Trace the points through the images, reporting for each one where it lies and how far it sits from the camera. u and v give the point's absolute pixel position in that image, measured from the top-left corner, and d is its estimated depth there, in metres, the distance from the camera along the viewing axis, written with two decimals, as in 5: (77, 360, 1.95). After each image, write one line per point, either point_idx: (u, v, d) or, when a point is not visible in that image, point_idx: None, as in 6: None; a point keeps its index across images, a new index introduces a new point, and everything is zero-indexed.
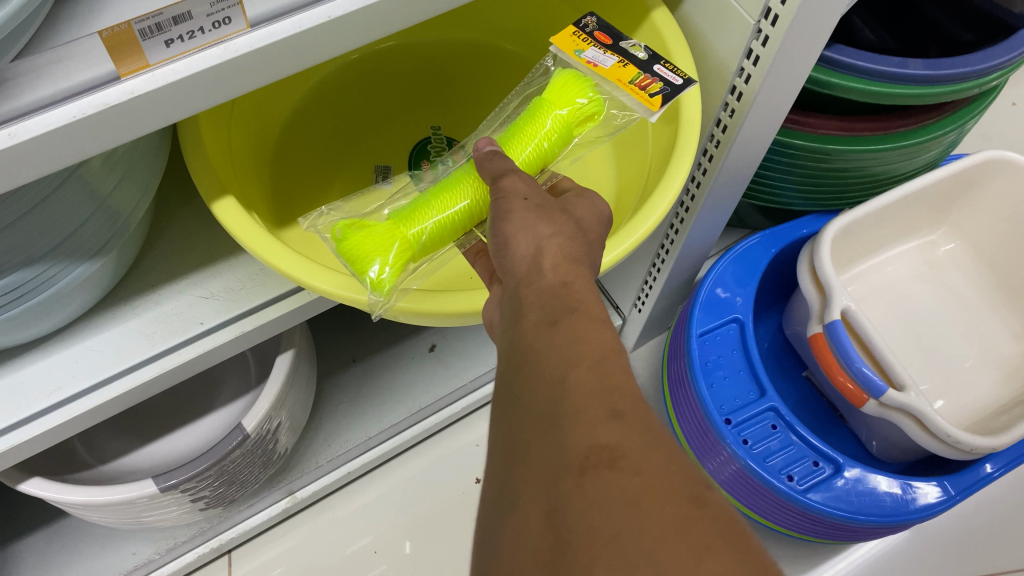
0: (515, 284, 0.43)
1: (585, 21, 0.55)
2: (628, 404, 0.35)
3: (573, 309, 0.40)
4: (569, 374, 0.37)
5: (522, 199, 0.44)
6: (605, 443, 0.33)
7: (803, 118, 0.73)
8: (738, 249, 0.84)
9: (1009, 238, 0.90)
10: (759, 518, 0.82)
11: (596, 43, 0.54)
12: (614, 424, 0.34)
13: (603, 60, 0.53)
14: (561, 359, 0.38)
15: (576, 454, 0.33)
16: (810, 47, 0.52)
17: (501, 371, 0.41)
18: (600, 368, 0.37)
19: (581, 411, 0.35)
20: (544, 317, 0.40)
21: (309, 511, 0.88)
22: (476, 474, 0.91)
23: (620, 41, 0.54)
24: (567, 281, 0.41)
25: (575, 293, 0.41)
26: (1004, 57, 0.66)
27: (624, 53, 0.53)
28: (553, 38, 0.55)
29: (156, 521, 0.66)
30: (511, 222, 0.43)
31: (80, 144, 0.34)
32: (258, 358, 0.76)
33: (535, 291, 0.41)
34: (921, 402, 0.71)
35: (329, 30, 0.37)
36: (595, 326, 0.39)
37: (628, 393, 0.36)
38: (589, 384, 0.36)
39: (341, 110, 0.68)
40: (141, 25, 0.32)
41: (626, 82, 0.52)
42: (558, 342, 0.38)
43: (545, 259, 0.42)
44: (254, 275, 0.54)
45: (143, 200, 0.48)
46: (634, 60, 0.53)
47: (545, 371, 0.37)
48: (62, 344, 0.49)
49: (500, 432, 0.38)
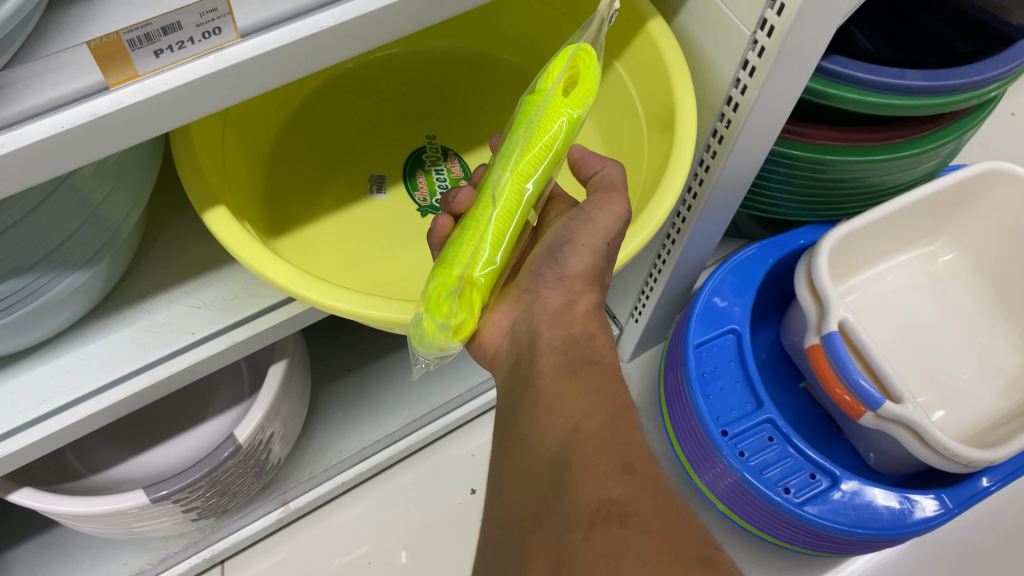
0: (543, 321, 0.47)
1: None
2: (638, 460, 0.39)
3: (593, 361, 0.45)
4: (581, 425, 0.41)
5: (602, 241, 0.47)
6: (617, 497, 0.36)
7: (800, 129, 0.73)
8: (735, 259, 0.84)
9: (1008, 249, 0.89)
10: (756, 531, 0.81)
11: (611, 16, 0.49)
12: (626, 479, 0.37)
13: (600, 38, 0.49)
14: (576, 412, 0.42)
15: (587, 506, 0.36)
16: (807, 58, 0.52)
17: (514, 409, 0.45)
18: (613, 423, 0.41)
19: (592, 462, 0.39)
20: (565, 364, 0.45)
21: (303, 521, 0.88)
22: (471, 485, 0.90)
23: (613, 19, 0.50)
24: (591, 333, 0.47)
25: (597, 346, 0.47)
26: (1002, 68, 0.66)
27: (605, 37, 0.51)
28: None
29: (148, 531, 0.66)
30: (577, 261, 0.47)
31: (69, 154, 0.33)
32: (251, 367, 0.76)
33: (559, 336, 0.46)
34: (919, 414, 0.70)
35: (322, 40, 0.36)
36: (609, 380, 0.45)
37: (638, 448, 0.40)
38: (601, 435, 0.40)
39: (336, 119, 0.68)
40: (130, 35, 0.32)
41: None
42: (578, 390, 0.43)
43: (577, 308, 0.48)
44: (248, 284, 0.53)
45: (135, 209, 0.48)
46: None
47: (559, 421, 0.42)
48: (52, 354, 0.49)
49: (512, 476, 0.42)
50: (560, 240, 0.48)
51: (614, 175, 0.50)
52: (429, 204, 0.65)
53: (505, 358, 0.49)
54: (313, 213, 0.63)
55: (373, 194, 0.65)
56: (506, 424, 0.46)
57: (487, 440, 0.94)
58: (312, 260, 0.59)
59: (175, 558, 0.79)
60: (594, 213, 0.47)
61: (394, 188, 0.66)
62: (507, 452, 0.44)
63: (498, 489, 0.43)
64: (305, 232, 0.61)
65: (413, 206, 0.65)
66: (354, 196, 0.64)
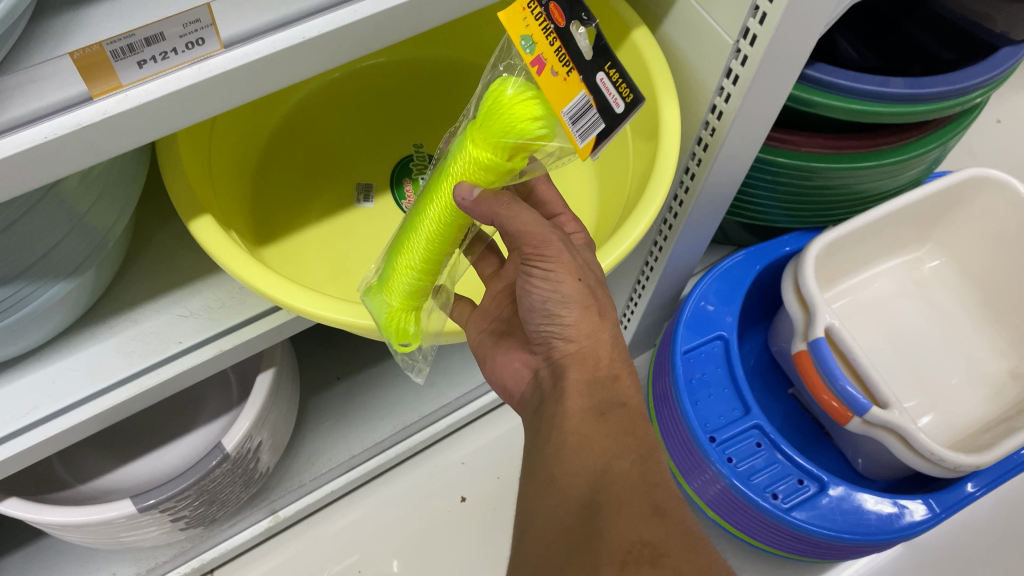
0: (561, 365, 0.48)
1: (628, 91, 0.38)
2: (666, 501, 0.43)
3: (621, 404, 0.47)
4: (611, 467, 0.44)
5: (575, 279, 0.46)
6: (647, 539, 0.41)
7: (786, 136, 0.73)
8: (723, 266, 0.84)
9: (993, 254, 0.90)
10: (746, 538, 0.81)
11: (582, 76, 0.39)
12: (657, 519, 0.42)
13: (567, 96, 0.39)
14: (606, 451, 0.45)
15: (619, 547, 0.40)
16: (789, 66, 0.52)
17: (534, 447, 0.48)
18: (644, 463, 0.45)
19: (622, 504, 0.42)
20: (592, 407, 0.46)
21: (293, 530, 0.88)
22: (461, 493, 0.90)
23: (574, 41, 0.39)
24: (617, 374, 0.48)
25: (623, 388, 0.48)
26: (985, 76, 0.67)
27: (569, 51, 0.39)
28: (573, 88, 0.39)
29: (136, 541, 0.66)
30: (570, 308, 0.46)
31: (52, 164, 0.33)
32: (239, 376, 0.76)
33: (585, 379, 0.47)
34: (905, 420, 0.71)
35: (305, 51, 0.37)
36: (638, 422, 0.47)
37: (667, 491, 0.44)
38: (630, 477, 0.44)
39: (322, 129, 0.68)
40: (113, 46, 0.32)
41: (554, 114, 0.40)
42: (606, 432, 0.45)
43: (599, 354, 0.48)
44: (234, 293, 0.54)
45: (122, 218, 0.48)
46: (576, 64, 0.39)
47: (588, 460, 0.44)
48: (37, 364, 0.49)
49: (546, 509, 0.44)
50: (541, 299, 0.47)
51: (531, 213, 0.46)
52: None
53: (529, 398, 0.53)
54: (300, 222, 0.63)
55: (360, 203, 0.65)
56: (532, 463, 0.47)
57: (477, 448, 0.94)
58: (299, 270, 0.59)
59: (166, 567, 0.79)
60: (543, 260, 0.46)
61: (381, 196, 0.66)
62: (534, 486, 0.46)
63: (528, 519, 0.45)
64: (292, 242, 0.61)
65: (400, 214, 0.65)
66: (341, 204, 0.65)
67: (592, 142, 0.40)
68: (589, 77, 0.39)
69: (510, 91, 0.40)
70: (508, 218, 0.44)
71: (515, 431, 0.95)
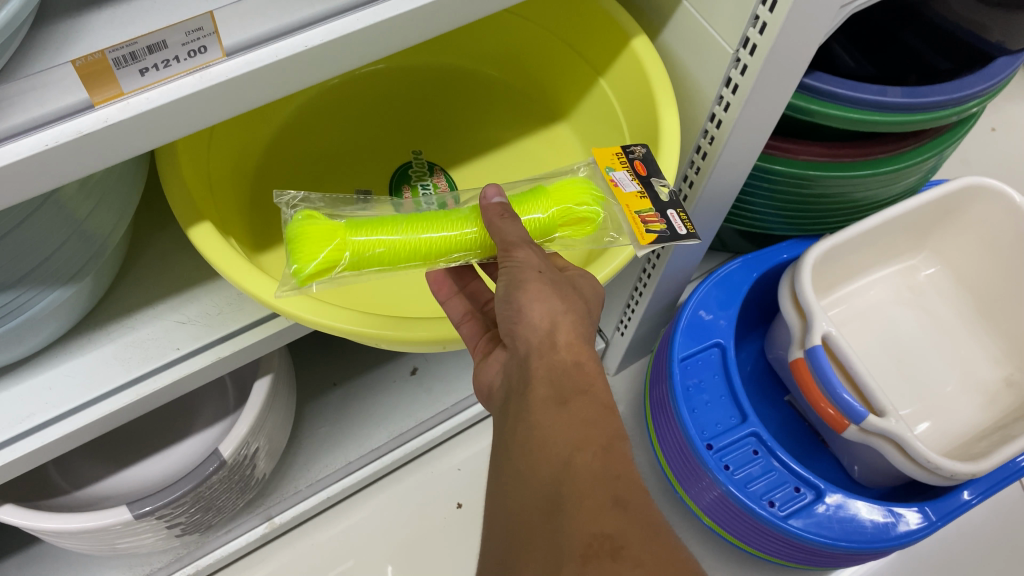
0: (525, 354, 0.46)
1: (633, 147, 0.55)
2: (631, 493, 0.40)
3: (584, 390, 0.44)
4: (574, 457, 0.41)
5: (537, 270, 0.46)
6: (607, 532, 0.37)
7: (784, 145, 0.74)
8: (720, 273, 0.84)
9: (987, 263, 0.90)
10: (742, 545, 0.81)
11: (630, 169, 0.53)
12: (617, 512, 0.38)
13: (626, 184, 0.52)
14: (569, 440, 0.42)
15: (581, 540, 0.37)
16: (789, 76, 0.52)
17: (500, 445, 0.45)
18: (607, 453, 0.41)
19: (583, 496, 0.39)
20: (554, 394, 0.43)
21: (289, 535, 0.87)
22: (457, 500, 0.90)
23: (655, 176, 0.53)
24: (579, 360, 0.45)
25: (586, 373, 0.45)
26: (981, 86, 0.67)
27: (649, 188, 0.52)
28: (596, 149, 0.55)
29: (132, 547, 0.65)
30: (528, 290, 0.45)
31: (52, 172, 0.33)
32: (236, 382, 0.75)
33: (546, 366, 0.44)
34: (901, 427, 0.71)
35: (307, 60, 0.37)
36: (602, 412, 0.44)
37: (632, 482, 0.41)
38: (594, 469, 0.40)
39: (321, 135, 0.68)
40: (115, 54, 0.32)
41: (634, 211, 0.51)
42: (567, 420, 0.42)
43: (558, 336, 0.45)
44: (232, 299, 0.53)
45: (120, 226, 0.48)
46: (654, 197, 0.52)
47: (550, 451, 0.41)
48: (33, 372, 0.49)
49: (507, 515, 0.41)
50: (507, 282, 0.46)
51: (513, 223, 0.48)
52: None
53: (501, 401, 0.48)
54: None
55: None
56: (499, 462, 0.45)
57: (473, 454, 0.94)
58: None
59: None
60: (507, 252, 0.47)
61: None
62: (501, 481, 0.43)
63: (494, 509, 0.43)
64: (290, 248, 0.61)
65: None
66: None
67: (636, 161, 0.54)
68: (662, 209, 0.51)
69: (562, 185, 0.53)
70: (495, 225, 0.48)
71: None
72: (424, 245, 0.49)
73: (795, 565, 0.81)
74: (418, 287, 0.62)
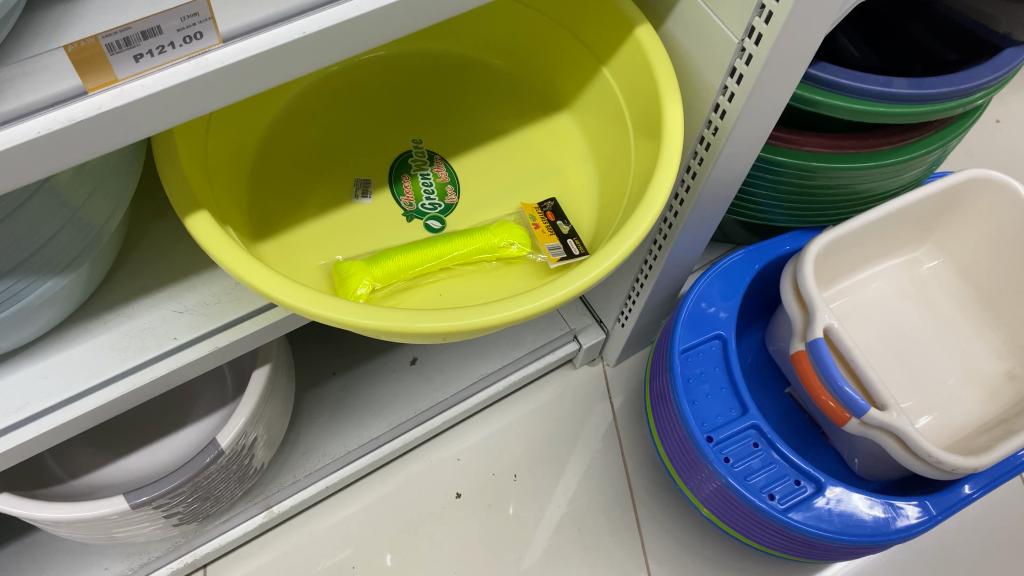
0: None
1: (545, 201, 0.66)
2: None
3: None
4: None
5: None
6: None
7: (789, 136, 0.73)
8: (722, 265, 0.84)
9: (991, 256, 0.90)
10: (742, 538, 0.81)
11: (546, 218, 0.65)
12: None
13: (535, 226, 0.64)
14: None
15: None
16: (794, 65, 0.52)
17: None
18: None
19: None
20: None
21: (288, 524, 0.87)
22: (456, 490, 0.90)
23: (559, 220, 0.65)
24: None
25: None
26: (988, 77, 0.66)
27: (556, 230, 0.64)
28: (521, 202, 0.66)
29: (130, 536, 0.65)
30: None
31: (45, 160, 0.33)
32: (235, 372, 0.75)
33: None
34: (903, 422, 0.71)
35: (305, 46, 0.36)
36: None
37: None
38: None
39: (320, 122, 0.67)
40: (109, 39, 0.31)
41: (543, 245, 0.62)
42: None
43: None
44: (230, 289, 0.53)
45: (117, 214, 0.47)
46: (557, 233, 0.63)
47: None
48: (28, 361, 0.48)
49: None
50: None
51: None
52: (415, 209, 0.65)
53: None
54: (298, 217, 0.62)
55: (358, 198, 0.65)
56: None
57: (473, 444, 0.94)
58: (295, 265, 0.59)
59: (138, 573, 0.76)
60: None
61: (380, 193, 0.65)
62: None
63: None
64: (290, 237, 0.61)
65: (398, 211, 0.65)
66: (339, 200, 0.64)
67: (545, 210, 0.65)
68: (561, 238, 0.63)
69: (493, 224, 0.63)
70: None
71: (510, 429, 0.95)
72: (461, 256, 0.62)
73: (796, 559, 0.81)
74: (444, 299, 0.61)
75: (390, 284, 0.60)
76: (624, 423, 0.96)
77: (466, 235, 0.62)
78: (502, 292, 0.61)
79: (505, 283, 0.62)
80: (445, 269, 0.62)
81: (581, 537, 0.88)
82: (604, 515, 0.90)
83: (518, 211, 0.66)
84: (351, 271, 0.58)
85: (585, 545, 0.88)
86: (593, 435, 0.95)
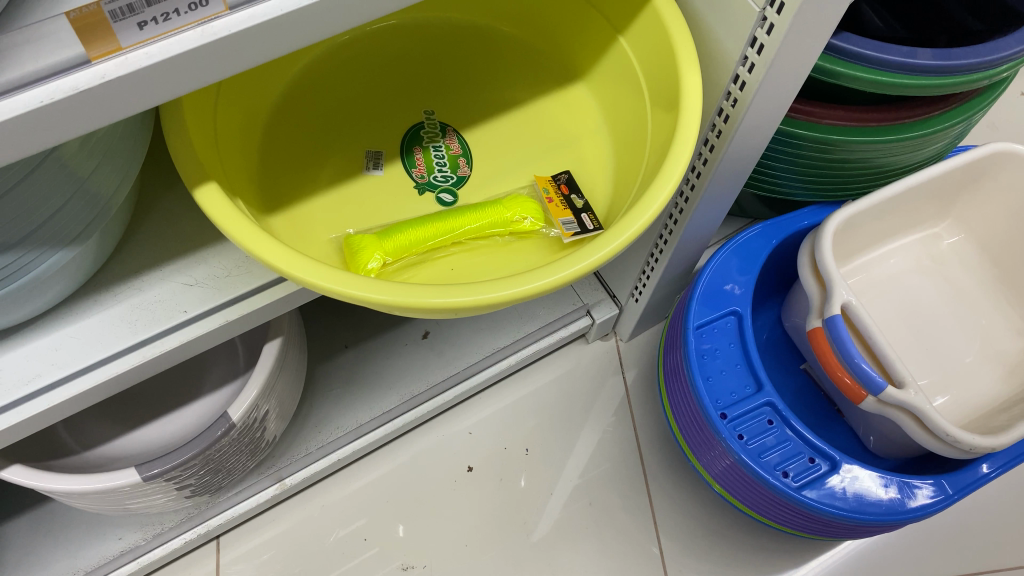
0: None
1: (559, 174, 0.65)
2: None
3: None
4: None
5: None
6: None
7: (809, 109, 0.71)
8: (739, 240, 0.82)
9: (1012, 233, 0.88)
10: (756, 515, 0.81)
11: (560, 192, 0.64)
12: None
13: (549, 200, 0.63)
14: None
15: None
16: (817, 35, 0.50)
17: None
18: None
19: None
20: None
21: (300, 496, 0.87)
22: (468, 463, 0.90)
23: (573, 194, 0.63)
24: None
25: None
26: (1017, 48, 0.64)
27: (570, 204, 0.62)
28: (534, 175, 0.65)
29: (142, 508, 0.65)
30: None
31: (49, 130, 0.32)
32: (247, 344, 0.75)
33: None
34: (921, 400, 0.70)
35: (314, 12, 0.35)
36: None
37: None
38: None
39: (330, 92, 0.66)
40: (111, 7, 0.30)
41: (556, 219, 0.61)
42: None
43: None
44: (241, 262, 0.52)
45: (125, 184, 0.46)
46: (571, 207, 0.62)
47: None
48: (39, 333, 0.48)
49: None
50: None
51: None
52: (427, 181, 0.64)
53: None
54: (308, 188, 0.62)
55: (369, 171, 0.64)
56: None
57: (485, 418, 0.93)
58: (306, 238, 0.59)
59: (106, 568, 0.75)
60: None
61: (391, 165, 0.65)
62: None
63: None
64: (301, 210, 0.60)
65: (411, 184, 0.64)
66: (350, 172, 0.63)
67: (560, 183, 0.64)
68: (575, 213, 0.62)
69: (505, 198, 0.62)
70: None
71: (523, 403, 0.95)
72: (472, 230, 0.61)
73: (809, 537, 0.80)
74: (454, 273, 0.60)
75: (402, 257, 0.59)
76: (637, 398, 0.95)
77: (479, 208, 0.61)
78: (515, 266, 0.60)
79: (516, 258, 0.61)
80: (457, 241, 0.61)
81: (592, 512, 0.88)
82: (616, 490, 0.90)
83: (533, 184, 0.65)
84: (363, 244, 0.57)
85: (597, 520, 0.88)
86: (605, 410, 0.94)
